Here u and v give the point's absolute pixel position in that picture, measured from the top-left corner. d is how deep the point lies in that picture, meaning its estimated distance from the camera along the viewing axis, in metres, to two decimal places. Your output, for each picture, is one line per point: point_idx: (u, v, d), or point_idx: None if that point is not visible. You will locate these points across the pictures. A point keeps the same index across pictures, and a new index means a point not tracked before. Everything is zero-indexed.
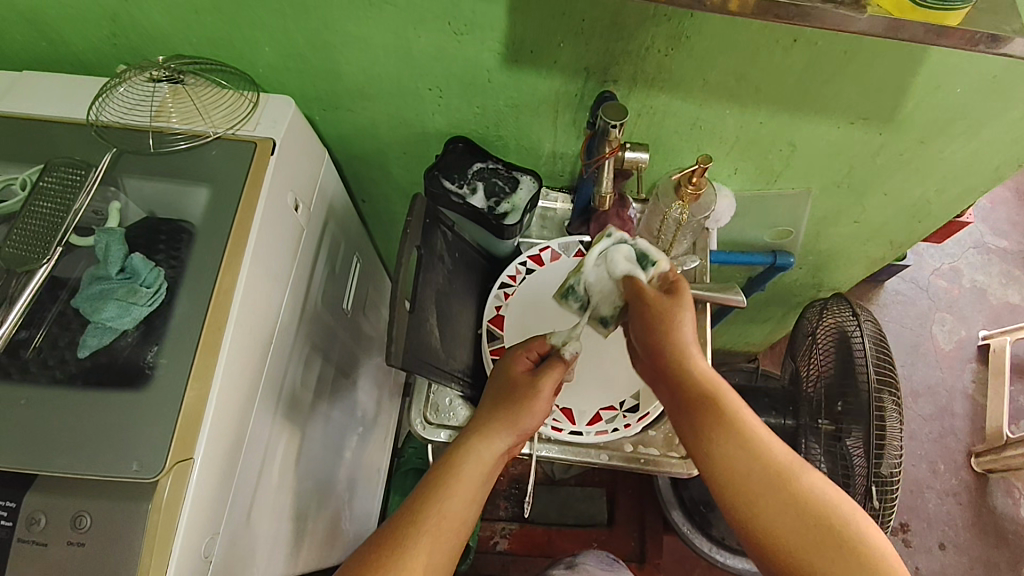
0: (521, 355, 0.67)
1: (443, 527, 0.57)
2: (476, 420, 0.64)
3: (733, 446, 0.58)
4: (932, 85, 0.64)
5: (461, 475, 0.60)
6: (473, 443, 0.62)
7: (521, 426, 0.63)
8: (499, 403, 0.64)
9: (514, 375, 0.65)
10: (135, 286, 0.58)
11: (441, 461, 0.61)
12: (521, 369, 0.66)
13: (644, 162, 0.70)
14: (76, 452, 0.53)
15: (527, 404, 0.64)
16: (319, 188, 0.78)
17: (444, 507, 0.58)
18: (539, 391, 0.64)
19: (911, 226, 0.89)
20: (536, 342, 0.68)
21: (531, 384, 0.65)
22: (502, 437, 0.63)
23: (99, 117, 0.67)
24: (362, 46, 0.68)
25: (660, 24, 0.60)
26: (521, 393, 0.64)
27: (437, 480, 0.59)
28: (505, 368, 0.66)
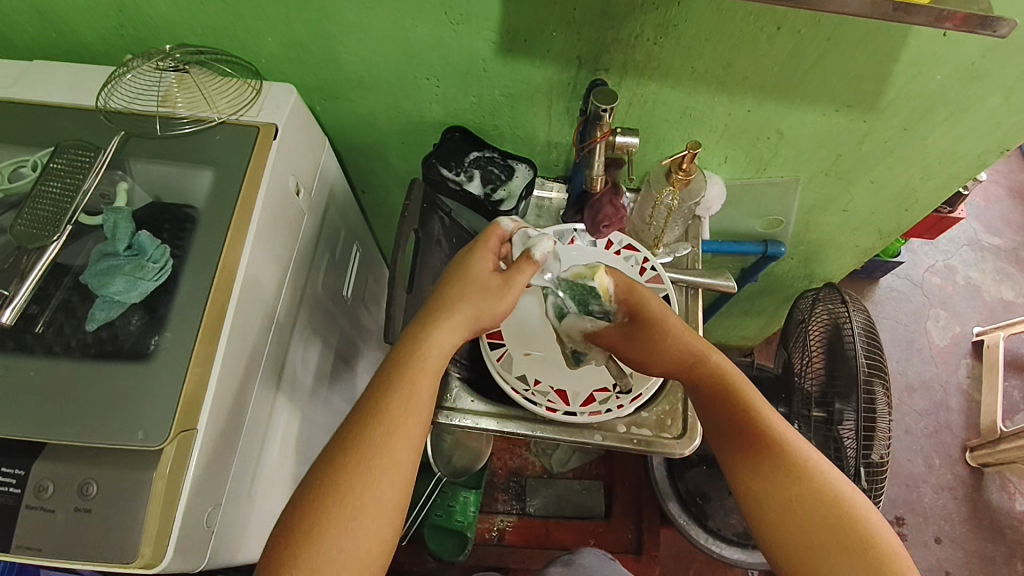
0: (486, 253, 0.66)
1: (402, 427, 0.57)
2: (451, 305, 0.63)
3: (783, 465, 0.60)
4: (912, 71, 0.66)
5: (420, 370, 0.60)
6: (436, 336, 0.62)
7: (484, 312, 0.64)
8: (452, 293, 0.64)
9: (482, 276, 0.65)
10: (142, 262, 0.60)
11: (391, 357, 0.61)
12: (485, 269, 0.65)
13: (634, 147, 0.72)
14: (83, 421, 0.55)
15: (501, 298, 0.65)
16: (320, 174, 0.80)
17: (406, 405, 0.58)
18: (512, 289, 0.65)
19: (899, 214, 0.91)
20: (496, 238, 0.67)
21: (501, 286, 0.65)
22: (453, 336, 0.63)
23: (107, 103, 0.69)
24: (362, 36, 0.70)
25: (649, 12, 0.62)
26: (481, 294, 0.64)
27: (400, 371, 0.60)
28: (472, 270, 0.65)
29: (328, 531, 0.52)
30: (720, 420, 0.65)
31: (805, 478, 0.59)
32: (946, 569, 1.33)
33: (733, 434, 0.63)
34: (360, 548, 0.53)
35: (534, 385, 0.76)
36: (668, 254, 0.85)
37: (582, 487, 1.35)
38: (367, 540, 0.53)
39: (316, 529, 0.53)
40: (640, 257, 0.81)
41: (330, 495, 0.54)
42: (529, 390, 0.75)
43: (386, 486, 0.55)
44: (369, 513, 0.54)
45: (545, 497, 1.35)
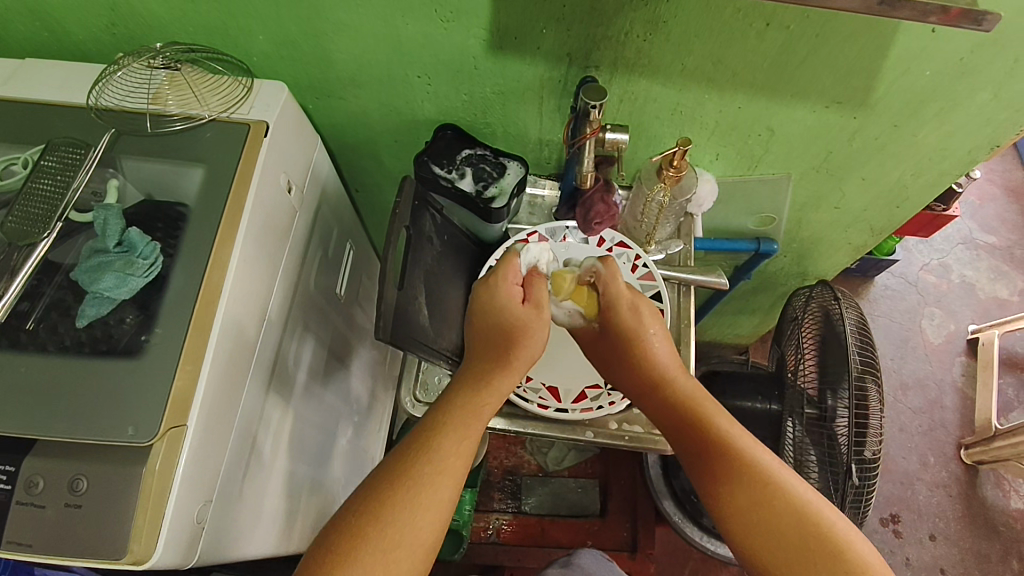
0: (513, 284, 0.70)
1: (452, 463, 0.59)
2: (493, 343, 0.67)
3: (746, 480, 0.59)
4: (901, 67, 0.66)
5: (478, 409, 0.63)
6: (491, 376, 0.66)
7: (534, 347, 0.68)
8: (499, 329, 0.68)
9: (513, 309, 0.69)
10: (133, 258, 0.60)
11: (451, 399, 0.65)
12: (516, 298, 0.70)
13: (624, 144, 0.71)
14: (72, 418, 0.55)
15: (537, 329, 0.69)
16: (312, 172, 0.80)
17: (457, 441, 0.60)
18: (546, 320, 0.70)
19: (890, 211, 0.91)
20: (518, 267, 0.72)
21: (537, 314, 0.69)
22: (506, 376, 0.67)
23: (98, 101, 0.69)
24: (352, 34, 0.70)
25: (638, 9, 0.62)
26: (529, 327, 0.68)
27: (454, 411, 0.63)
28: (507, 303, 0.69)
29: (364, 556, 0.53)
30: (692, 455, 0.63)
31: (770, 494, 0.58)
32: (941, 566, 1.34)
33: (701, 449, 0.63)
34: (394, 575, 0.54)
35: (525, 381, 0.76)
36: (659, 251, 0.86)
37: (578, 485, 1.36)
38: (400, 570, 0.54)
39: (350, 553, 0.53)
40: (632, 254, 0.81)
41: (371, 522, 0.55)
42: (521, 387, 0.75)
43: (426, 521, 0.56)
44: (408, 544, 0.55)
45: (540, 496, 1.36)
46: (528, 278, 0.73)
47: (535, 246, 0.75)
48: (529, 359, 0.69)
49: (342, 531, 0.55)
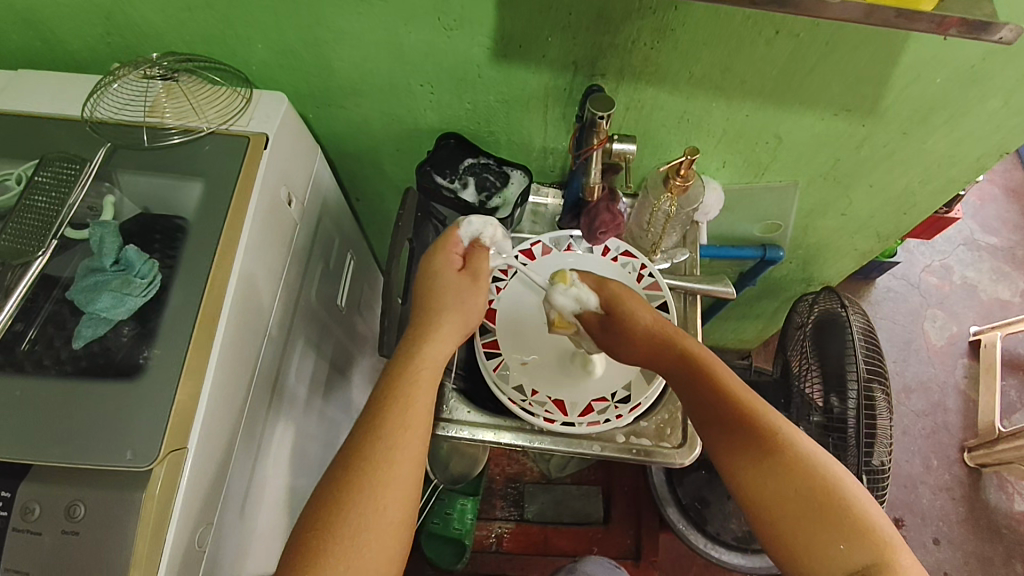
0: (449, 254, 0.68)
1: (402, 442, 0.55)
2: (423, 314, 0.65)
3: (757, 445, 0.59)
4: (912, 75, 0.65)
5: (417, 380, 0.59)
6: (436, 325, 0.63)
7: (469, 313, 0.66)
8: (433, 291, 0.66)
9: (446, 275, 0.67)
10: (130, 277, 0.58)
11: (388, 370, 0.60)
12: (450, 268, 0.68)
13: (631, 155, 0.70)
14: (70, 442, 0.53)
15: (473, 289, 0.67)
16: (313, 181, 0.78)
17: (404, 419, 0.56)
18: (482, 282, 0.68)
19: (897, 218, 0.90)
20: (457, 240, 0.69)
21: (472, 282, 0.67)
22: (443, 332, 0.63)
23: (93, 114, 0.67)
24: (353, 43, 0.69)
25: (646, 17, 0.61)
26: (457, 290, 0.66)
27: (396, 381, 0.58)
28: (440, 269, 0.67)
29: (336, 549, 0.50)
30: (709, 420, 0.63)
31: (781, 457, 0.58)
32: (945, 570, 1.33)
33: (718, 418, 0.62)
34: (371, 564, 0.51)
35: (531, 395, 0.75)
36: (664, 260, 0.84)
37: (581, 492, 1.35)
38: (377, 557, 0.51)
39: (321, 549, 0.50)
40: (638, 263, 0.81)
41: (336, 516, 0.51)
42: (526, 400, 0.74)
43: (391, 498, 0.53)
44: (376, 532, 0.52)
45: (542, 503, 1.34)
46: (469, 250, 0.70)
47: (478, 218, 0.69)
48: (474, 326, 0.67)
49: (312, 525, 0.52)
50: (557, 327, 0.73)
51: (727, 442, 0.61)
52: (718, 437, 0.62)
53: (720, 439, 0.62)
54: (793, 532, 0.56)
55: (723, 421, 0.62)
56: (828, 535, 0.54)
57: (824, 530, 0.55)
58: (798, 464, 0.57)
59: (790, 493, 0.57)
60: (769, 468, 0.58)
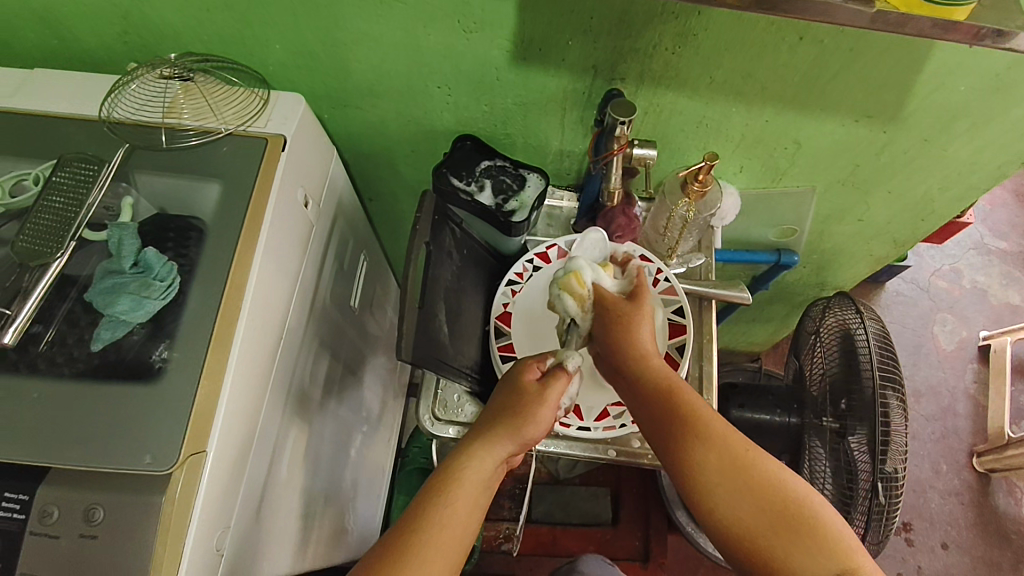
0: (535, 362, 0.66)
1: (442, 550, 0.55)
2: (482, 422, 0.63)
3: (719, 458, 0.57)
4: (936, 83, 0.64)
5: (458, 489, 0.58)
6: (494, 437, 0.61)
7: (526, 434, 0.62)
8: (508, 405, 0.63)
9: (525, 385, 0.64)
10: (149, 280, 0.58)
11: (438, 474, 0.60)
12: (530, 378, 0.64)
13: (651, 159, 0.69)
14: (90, 445, 0.53)
15: (532, 411, 0.62)
16: (329, 183, 0.78)
17: (439, 531, 0.55)
18: (548, 400, 0.63)
19: (914, 224, 0.89)
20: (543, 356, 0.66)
21: (541, 398, 0.63)
22: (503, 445, 0.62)
23: (111, 113, 0.67)
24: (371, 44, 0.69)
25: (669, 22, 0.61)
26: (527, 406, 0.62)
27: (438, 488, 0.58)
28: (515, 377, 0.64)
29: None
30: (664, 433, 0.60)
31: (749, 470, 0.57)
32: None
33: (677, 433, 0.59)
34: None
35: None
36: (681, 265, 0.84)
37: (590, 493, 1.34)
38: None
39: None
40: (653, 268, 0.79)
41: None
42: None
43: None
44: None
45: (549, 504, 1.34)
46: (553, 366, 0.66)
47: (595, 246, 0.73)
48: (531, 441, 0.63)
49: None
50: (573, 282, 0.69)
51: (690, 458, 0.58)
52: (676, 450, 0.59)
53: (682, 453, 0.59)
54: (764, 553, 0.54)
55: (685, 436, 0.59)
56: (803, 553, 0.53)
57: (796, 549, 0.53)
58: (765, 479, 0.56)
59: (761, 511, 0.55)
60: (738, 483, 0.56)
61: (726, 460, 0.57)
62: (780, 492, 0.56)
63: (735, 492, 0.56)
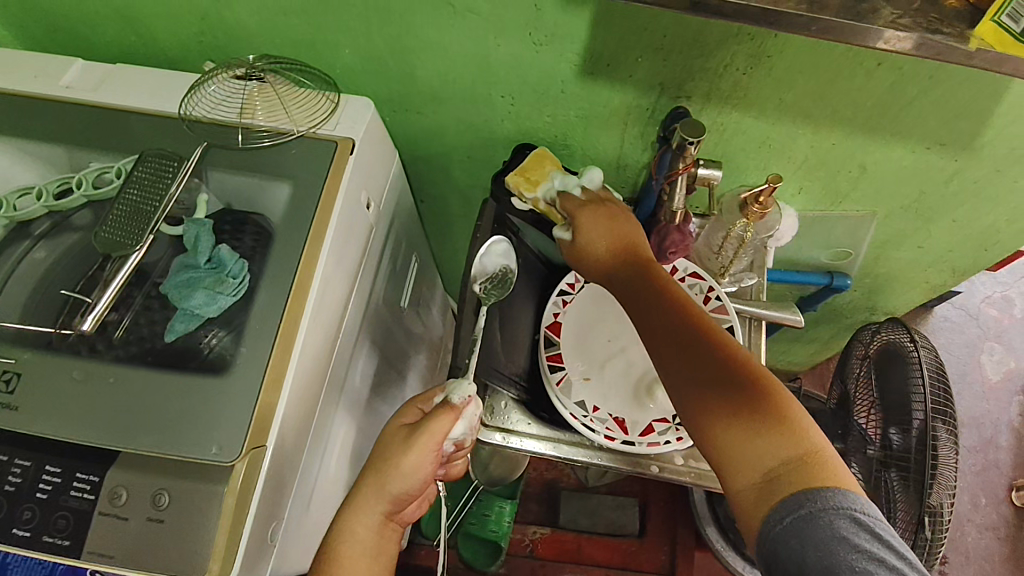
0: (410, 410, 0.69)
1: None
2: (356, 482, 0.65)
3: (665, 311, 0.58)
4: (1015, 113, 0.63)
5: (338, 555, 0.62)
6: (358, 499, 0.63)
7: (391, 480, 0.63)
8: (376, 457, 0.65)
9: (390, 436, 0.66)
10: (222, 276, 0.60)
11: (326, 538, 0.64)
12: (402, 425, 0.68)
13: (715, 180, 0.69)
14: (160, 433, 0.55)
15: (393, 461, 0.63)
16: (389, 187, 0.79)
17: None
18: (409, 450, 0.63)
19: (976, 254, 0.87)
20: (412, 408, 0.69)
21: (405, 440, 0.64)
22: (373, 504, 0.63)
23: (190, 112, 0.69)
24: (440, 52, 0.69)
25: (742, 43, 0.60)
26: (389, 453, 0.64)
27: (327, 551, 0.62)
28: (391, 425, 0.68)
29: None
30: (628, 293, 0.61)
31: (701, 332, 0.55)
32: None
33: (639, 292, 0.60)
34: None
35: (592, 411, 0.73)
36: (732, 284, 0.83)
37: (616, 504, 1.31)
38: None
39: None
40: (706, 286, 0.79)
41: None
42: (587, 416, 0.73)
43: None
44: None
45: (575, 509, 1.31)
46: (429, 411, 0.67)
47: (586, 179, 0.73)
48: (406, 494, 0.64)
49: None
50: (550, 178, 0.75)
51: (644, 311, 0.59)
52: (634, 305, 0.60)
53: (641, 303, 0.60)
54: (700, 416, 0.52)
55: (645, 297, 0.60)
56: (738, 428, 0.50)
57: (743, 434, 0.50)
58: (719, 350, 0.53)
59: (702, 362, 0.53)
60: (688, 335, 0.55)
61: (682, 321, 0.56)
62: (728, 363, 0.53)
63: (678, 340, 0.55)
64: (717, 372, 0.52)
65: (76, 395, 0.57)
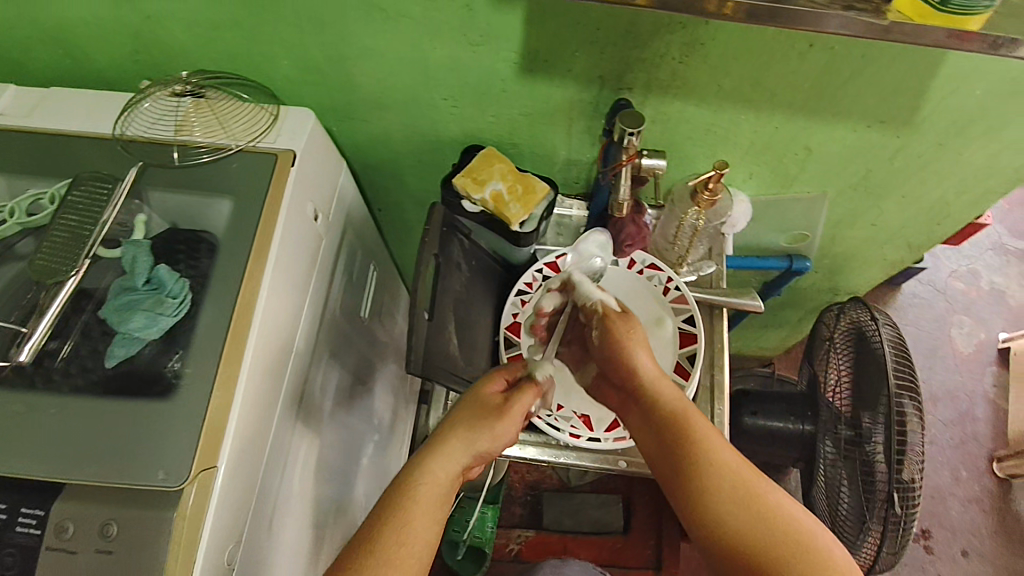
0: (500, 376, 0.64)
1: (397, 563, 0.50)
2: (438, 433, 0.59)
3: (707, 485, 0.54)
4: (950, 86, 0.63)
5: (406, 505, 0.53)
6: (447, 447, 0.57)
7: (488, 443, 0.59)
8: (464, 414, 0.60)
9: (488, 396, 0.62)
10: (162, 297, 0.59)
11: (388, 494, 0.55)
12: (494, 391, 0.62)
13: (661, 170, 0.69)
14: (104, 461, 0.54)
15: (495, 424, 0.59)
16: (337, 197, 0.78)
17: (393, 542, 0.51)
18: (513, 412, 0.60)
19: (929, 228, 0.88)
20: (502, 372, 0.65)
21: (501, 411, 0.60)
22: (459, 455, 0.57)
23: (124, 131, 0.68)
24: (379, 58, 0.69)
25: (675, 32, 0.61)
26: (491, 418, 0.59)
27: (390, 506, 0.53)
28: (479, 390, 0.63)
29: None
30: (661, 444, 0.58)
31: (744, 502, 0.53)
32: None
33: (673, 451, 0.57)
34: None
35: (557, 410, 0.73)
36: (691, 273, 0.83)
37: (598, 502, 1.32)
38: None
39: None
40: (664, 277, 0.78)
41: None
42: (552, 416, 0.73)
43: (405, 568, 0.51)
44: None
45: (558, 511, 1.33)
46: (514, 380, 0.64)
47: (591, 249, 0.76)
48: (490, 454, 0.60)
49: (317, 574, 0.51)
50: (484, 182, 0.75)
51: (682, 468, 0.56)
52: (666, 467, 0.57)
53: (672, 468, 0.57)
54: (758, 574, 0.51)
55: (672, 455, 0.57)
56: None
57: None
58: (765, 517, 0.52)
59: (750, 538, 0.52)
60: (727, 503, 0.53)
61: (723, 483, 0.54)
62: (778, 537, 0.52)
63: (727, 506, 0.53)
64: (761, 535, 0.52)
65: (16, 428, 0.55)
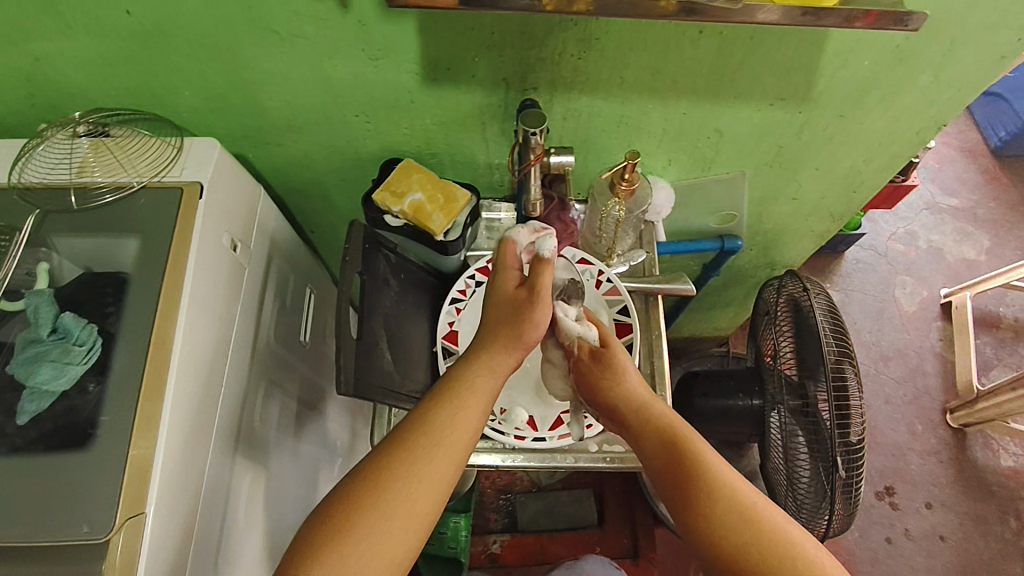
0: (512, 271, 0.72)
1: (406, 511, 0.56)
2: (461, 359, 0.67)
3: (705, 490, 0.60)
4: (839, 60, 0.65)
5: (428, 453, 0.59)
6: (470, 385, 0.64)
7: (526, 331, 0.68)
8: (496, 316, 0.69)
9: (512, 293, 0.70)
10: (69, 346, 0.58)
11: (407, 427, 0.61)
12: (512, 285, 0.71)
13: (570, 165, 0.72)
14: (24, 521, 0.52)
15: (525, 313, 0.68)
16: (258, 223, 0.77)
17: (417, 478, 0.58)
18: (538, 298, 0.68)
19: (848, 197, 0.91)
20: (513, 255, 0.72)
21: (531, 295, 0.68)
22: (479, 396, 0.64)
23: (21, 177, 0.66)
24: (280, 80, 0.68)
25: (568, 29, 0.61)
26: (519, 310, 0.68)
27: (407, 442, 0.60)
28: (501, 287, 0.71)
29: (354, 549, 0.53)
30: (656, 463, 0.64)
31: (730, 509, 0.58)
32: (941, 533, 1.35)
33: (669, 467, 0.63)
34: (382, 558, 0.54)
35: (500, 414, 0.73)
36: (622, 263, 0.84)
37: (572, 497, 1.33)
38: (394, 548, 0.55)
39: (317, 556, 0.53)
40: (596, 269, 0.79)
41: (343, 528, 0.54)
42: (496, 420, 0.73)
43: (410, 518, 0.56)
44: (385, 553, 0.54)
45: (535, 510, 1.32)
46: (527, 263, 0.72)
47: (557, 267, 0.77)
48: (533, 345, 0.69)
49: (317, 526, 0.55)
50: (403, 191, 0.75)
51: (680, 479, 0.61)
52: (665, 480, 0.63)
53: (671, 480, 0.62)
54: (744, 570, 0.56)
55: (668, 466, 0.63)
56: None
57: None
58: (754, 522, 0.57)
59: (733, 538, 0.57)
60: (725, 509, 0.58)
61: (715, 489, 0.59)
62: (770, 540, 0.56)
63: (721, 513, 0.58)
64: (750, 537, 0.57)
65: None
